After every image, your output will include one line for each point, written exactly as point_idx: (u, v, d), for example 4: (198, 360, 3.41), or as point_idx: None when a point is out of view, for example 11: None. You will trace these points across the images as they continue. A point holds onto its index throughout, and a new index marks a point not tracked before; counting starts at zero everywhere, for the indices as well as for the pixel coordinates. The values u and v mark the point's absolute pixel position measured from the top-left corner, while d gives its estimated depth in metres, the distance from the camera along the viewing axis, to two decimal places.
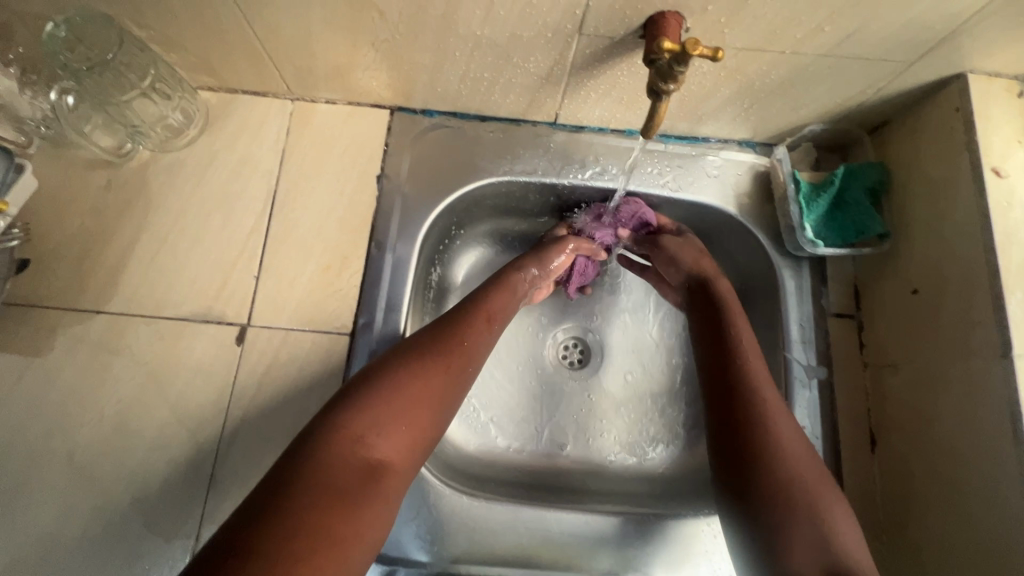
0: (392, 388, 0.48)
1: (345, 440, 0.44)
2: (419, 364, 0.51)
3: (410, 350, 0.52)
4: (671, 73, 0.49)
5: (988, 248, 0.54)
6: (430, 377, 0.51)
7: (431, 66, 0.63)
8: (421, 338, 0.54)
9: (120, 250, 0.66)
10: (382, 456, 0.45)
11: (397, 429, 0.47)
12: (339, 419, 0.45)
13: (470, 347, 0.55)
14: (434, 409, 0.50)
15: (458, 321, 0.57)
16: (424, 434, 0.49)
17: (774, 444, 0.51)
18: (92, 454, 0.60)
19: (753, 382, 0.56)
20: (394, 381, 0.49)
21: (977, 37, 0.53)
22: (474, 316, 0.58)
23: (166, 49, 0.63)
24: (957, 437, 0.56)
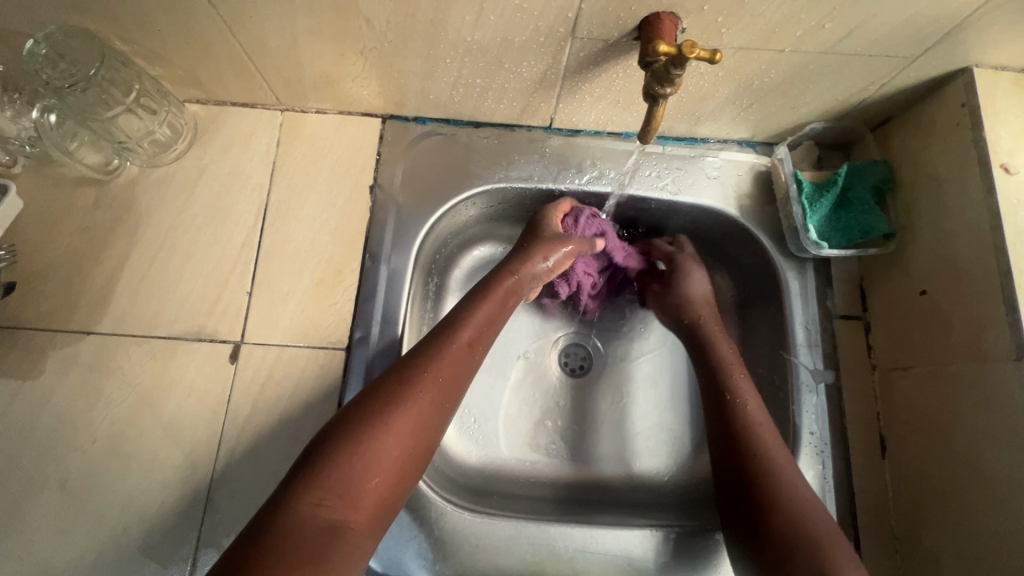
0: (357, 441, 0.45)
1: (307, 505, 0.42)
2: (389, 409, 0.48)
3: (380, 392, 0.49)
4: (668, 77, 0.47)
5: (999, 247, 0.53)
6: (404, 419, 0.48)
7: (422, 72, 0.62)
8: (392, 374, 0.50)
9: (110, 269, 0.65)
10: (346, 519, 0.43)
11: (365, 486, 0.44)
12: (310, 473, 0.43)
13: (450, 380, 0.52)
14: (406, 458, 0.47)
15: (435, 351, 0.52)
16: (396, 485, 0.46)
17: (778, 488, 0.52)
18: (85, 479, 0.59)
19: (754, 426, 0.56)
20: (361, 431, 0.46)
21: (983, 30, 0.52)
22: (456, 344, 0.54)
23: (151, 63, 0.61)
24: (970, 443, 0.54)
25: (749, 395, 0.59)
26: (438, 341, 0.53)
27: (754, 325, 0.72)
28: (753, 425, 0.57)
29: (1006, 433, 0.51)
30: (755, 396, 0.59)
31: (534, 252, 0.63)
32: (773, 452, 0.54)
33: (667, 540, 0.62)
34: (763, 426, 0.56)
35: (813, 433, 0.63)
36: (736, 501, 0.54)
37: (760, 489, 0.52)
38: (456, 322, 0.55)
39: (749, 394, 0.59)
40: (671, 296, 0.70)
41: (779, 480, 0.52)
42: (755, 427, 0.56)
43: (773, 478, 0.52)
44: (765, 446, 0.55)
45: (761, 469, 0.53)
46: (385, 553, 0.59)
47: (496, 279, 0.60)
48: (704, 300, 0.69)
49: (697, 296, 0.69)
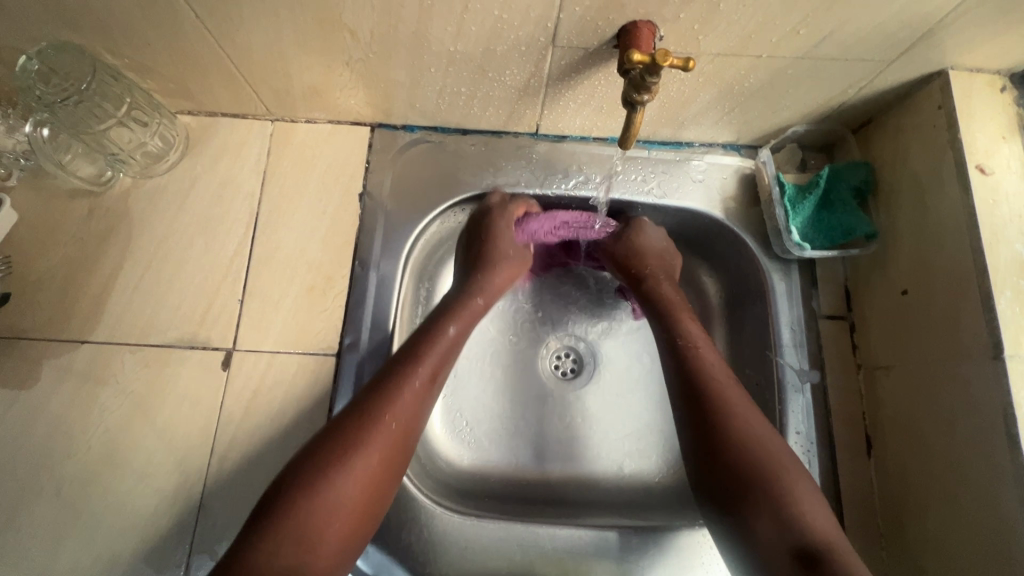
0: (312, 491, 0.45)
1: (265, 555, 0.43)
2: (347, 454, 0.48)
3: (337, 435, 0.49)
4: (644, 84, 0.48)
5: (975, 247, 0.53)
6: (364, 460, 0.48)
7: (408, 82, 0.63)
8: (352, 414, 0.50)
9: (104, 279, 0.66)
10: (305, 564, 0.44)
11: (325, 530, 0.45)
12: (269, 521, 0.44)
13: (411, 416, 0.52)
14: (366, 500, 0.48)
15: (394, 390, 0.52)
16: (356, 525, 0.48)
17: (736, 436, 0.53)
18: (79, 486, 0.60)
19: (713, 376, 0.58)
20: (317, 478, 0.46)
21: (956, 34, 0.53)
22: (418, 380, 0.54)
23: (143, 76, 0.63)
24: (952, 441, 0.55)
25: (704, 345, 0.61)
26: (397, 379, 0.53)
27: (740, 326, 0.73)
28: (712, 375, 0.58)
29: (985, 430, 0.52)
30: (711, 349, 0.61)
31: (498, 280, 0.68)
32: (732, 400, 0.56)
33: (635, 539, 0.62)
34: (721, 373, 0.58)
35: (799, 433, 0.64)
36: (699, 455, 0.54)
37: (723, 441, 0.53)
38: (412, 357, 0.55)
39: (703, 342, 0.61)
40: (621, 244, 0.71)
41: (744, 426, 0.54)
42: (711, 378, 0.57)
43: (730, 428, 0.54)
44: (724, 397, 0.56)
45: (720, 417, 0.54)
46: (375, 556, 0.60)
47: (459, 304, 0.63)
48: (665, 251, 0.71)
49: (654, 245, 0.71)
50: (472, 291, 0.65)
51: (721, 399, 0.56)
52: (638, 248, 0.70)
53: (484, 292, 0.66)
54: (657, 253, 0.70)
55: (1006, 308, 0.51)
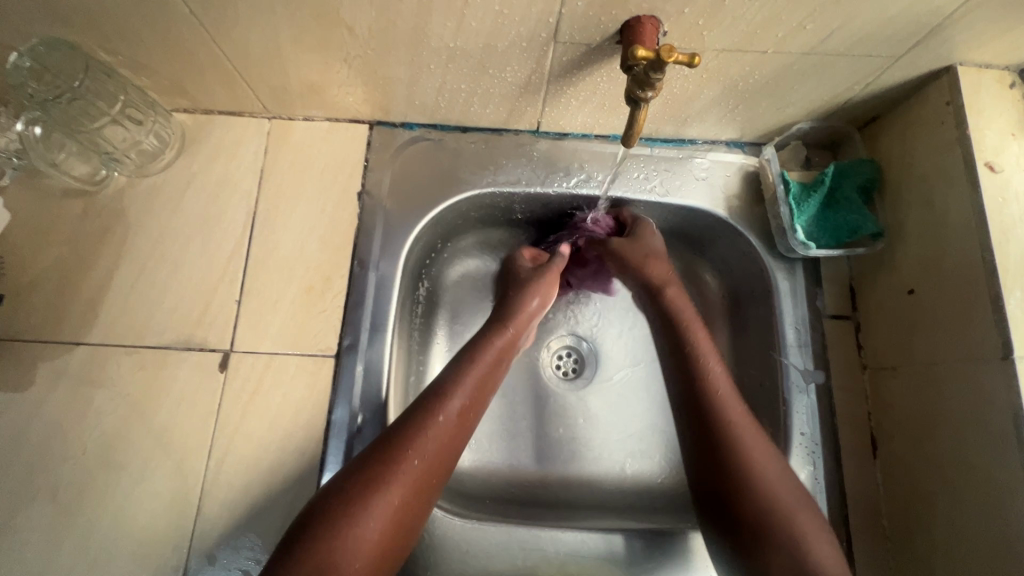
0: (336, 531, 0.45)
1: None
2: (372, 493, 0.47)
3: (362, 475, 0.48)
4: (648, 81, 0.47)
5: (984, 246, 0.53)
6: (390, 499, 0.48)
7: (407, 79, 0.62)
8: (379, 454, 0.50)
9: (99, 279, 0.65)
10: None
11: (346, 571, 0.44)
12: (293, 560, 0.43)
13: (439, 453, 0.52)
14: (390, 540, 0.48)
15: (422, 431, 0.52)
16: (377, 566, 0.47)
17: (749, 478, 0.52)
18: (75, 490, 0.59)
19: (725, 402, 0.56)
20: (342, 518, 0.46)
21: (964, 30, 0.52)
22: (446, 416, 0.54)
23: (137, 73, 0.61)
24: (959, 443, 0.54)
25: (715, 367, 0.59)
26: (425, 419, 0.53)
27: (744, 326, 0.72)
28: (725, 406, 0.56)
29: (993, 432, 0.51)
30: (724, 374, 0.58)
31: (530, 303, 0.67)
32: (743, 435, 0.54)
33: (651, 544, 0.62)
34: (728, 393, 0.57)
35: (804, 434, 0.63)
36: (711, 486, 0.54)
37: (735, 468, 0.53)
38: (439, 397, 0.55)
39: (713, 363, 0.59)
40: (635, 246, 0.68)
41: (757, 465, 0.53)
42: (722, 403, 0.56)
43: (749, 453, 0.53)
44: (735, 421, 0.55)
45: (732, 444, 0.54)
46: None
47: (487, 338, 0.62)
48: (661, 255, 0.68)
49: (655, 248, 0.68)
50: (500, 326, 0.64)
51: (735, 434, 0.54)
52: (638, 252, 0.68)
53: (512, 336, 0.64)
54: (654, 257, 0.68)
55: (1016, 308, 0.51)
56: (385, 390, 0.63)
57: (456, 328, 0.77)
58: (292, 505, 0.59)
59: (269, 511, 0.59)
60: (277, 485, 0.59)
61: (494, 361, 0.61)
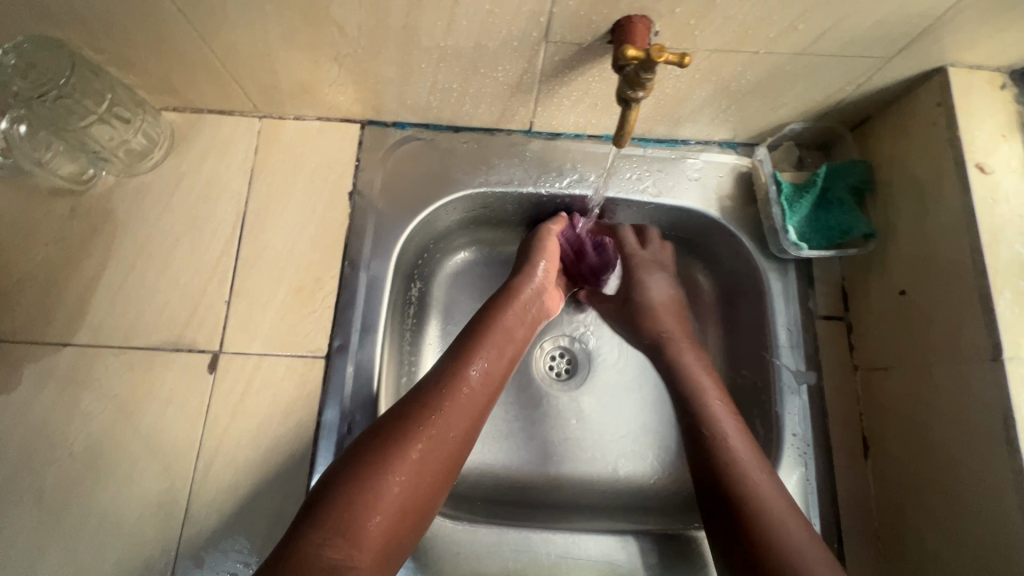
0: (359, 486, 0.46)
1: (312, 543, 0.43)
2: (394, 448, 0.48)
3: (383, 434, 0.49)
4: (639, 81, 0.47)
5: (974, 247, 0.53)
6: (414, 454, 0.48)
7: (398, 78, 0.61)
8: (401, 413, 0.51)
9: (86, 279, 0.64)
10: (353, 556, 0.43)
11: (367, 527, 0.44)
12: (319, 511, 0.44)
13: (461, 412, 0.52)
14: (414, 498, 0.48)
15: (444, 392, 0.53)
16: (400, 522, 0.47)
17: (744, 491, 0.52)
18: (61, 492, 0.58)
19: (716, 420, 0.58)
20: (363, 474, 0.46)
21: (955, 31, 0.52)
22: (468, 377, 0.54)
23: (125, 71, 0.61)
24: (951, 443, 0.54)
25: (706, 387, 0.61)
26: (446, 381, 0.54)
27: (737, 326, 0.72)
28: (716, 420, 0.58)
29: (984, 433, 0.51)
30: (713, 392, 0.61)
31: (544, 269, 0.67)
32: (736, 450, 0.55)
33: (664, 547, 0.61)
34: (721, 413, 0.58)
35: (796, 435, 0.63)
36: (711, 493, 0.54)
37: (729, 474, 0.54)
38: (460, 359, 0.56)
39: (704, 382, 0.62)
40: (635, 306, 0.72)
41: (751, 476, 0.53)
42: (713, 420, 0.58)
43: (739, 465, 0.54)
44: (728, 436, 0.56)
45: (722, 459, 0.55)
46: None
47: (506, 300, 0.63)
48: (667, 306, 0.71)
49: (660, 304, 0.71)
50: (524, 278, 0.65)
51: (729, 448, 0.55)
52: (640, 310, 0.71)
53: (535, 293, 0.65)
54: (658, 311, 0.70)
55: (1006, 309, 0.50)
56: (376, 392, 0.63)
57: (448, 328, 0.76)
58: (282, 506, 0.58)
59: (258, 513, 0.58)
60: (266, 487, 0.59)
61: (516, 319, 0.62)
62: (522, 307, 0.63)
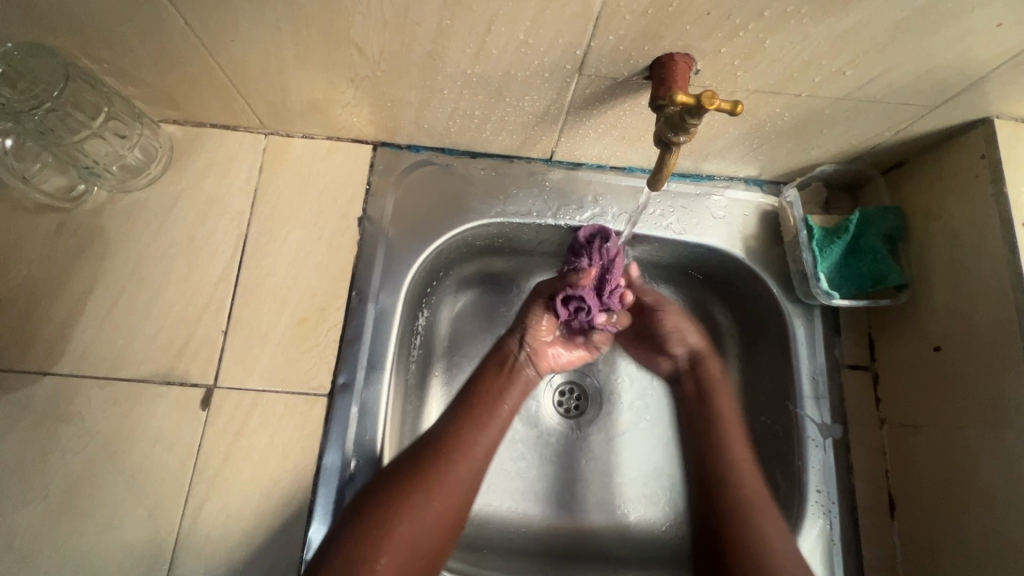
0: (359, 555, 0.49)
1: None
2: (385, 530, 0.51)
3: (372, 511, 0.52)
4: (683, 125, 0.43)
5: (1019, 309, 0.50)
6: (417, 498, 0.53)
7: (417, 102, 0.58)
8: (394, 487, 0.54)
9: (72, 302, 0.60)
10: None
11: (373, 567, 0.49)
12: (328, 559, 0.49)
13: (468, 454, 0.58)
14: (422, 540, 0.52)
15: (454, 440, 0.58)
16: (410, 563, 0.51)
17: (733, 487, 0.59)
18: (33, 538, 0.53)
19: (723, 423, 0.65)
20: (375, 520, 0.51)
21: (1006, 84, 0.49)
22: (476, 423, 0.60)
23: (124, 82, 0.57)
24: (992, 513, 0.52)
25: (734, 437, 0.64)
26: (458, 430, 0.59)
27: (758, 371, 0.69)
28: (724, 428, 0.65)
29: None
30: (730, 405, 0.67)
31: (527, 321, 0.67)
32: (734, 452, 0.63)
33: None
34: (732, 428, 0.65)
35: (820, 491, 0.60)
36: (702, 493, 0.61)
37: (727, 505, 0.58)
38: (476, 404, 0.62)
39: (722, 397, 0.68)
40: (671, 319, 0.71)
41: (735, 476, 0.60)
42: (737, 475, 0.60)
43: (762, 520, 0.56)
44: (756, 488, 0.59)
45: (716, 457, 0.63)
46: None
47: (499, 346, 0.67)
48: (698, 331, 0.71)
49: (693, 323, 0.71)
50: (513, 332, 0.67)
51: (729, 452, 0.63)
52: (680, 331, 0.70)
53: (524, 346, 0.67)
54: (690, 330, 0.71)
55: None
56: (381, 436, 0.59)
57: (452, 371, 0.72)
58: (276, 559, 0.54)
59: (248, 566, 0.54)
60: (260, 536, 0.55)
61: (502, 380, 0.64)
62: (501, 360, 0.66)
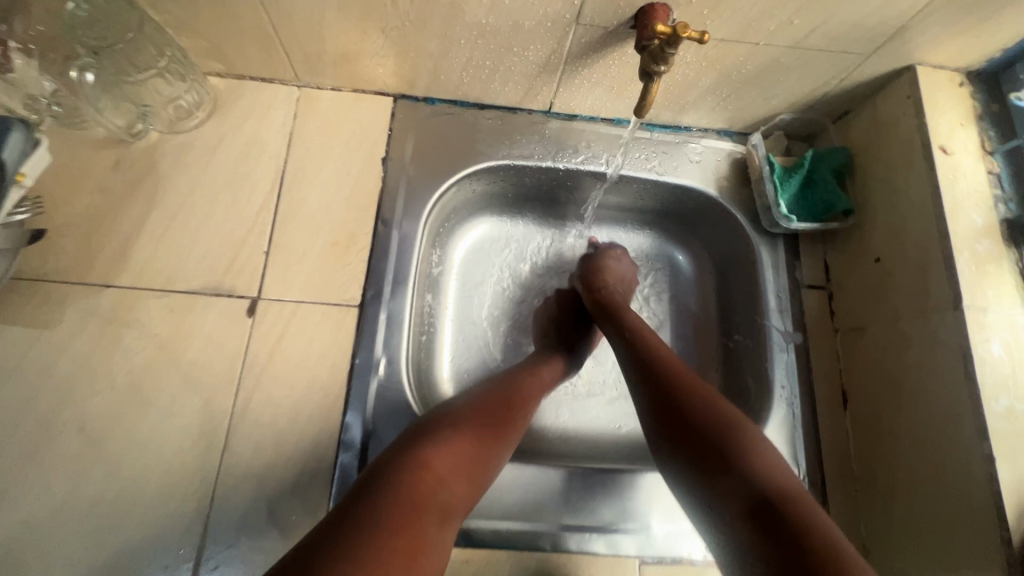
0: (425, 463, 0.47)
1: (400, 482, 0.45)
2: (443, 441, 0.50)
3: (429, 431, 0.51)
4: (663, 55, 0.54)
5: (938, 216, 0.61)
6: (466, 427, 0.53)
7: (437, 53, 0.68)
8: (441, 419, 0.53)
9: (128, 226, 0.67)
10: (442, 497, 0.46)
11: (440, 475, 0.47)
12: (403, 466, 0.47)
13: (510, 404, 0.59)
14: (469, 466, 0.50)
15: (495, 391, 0.59)
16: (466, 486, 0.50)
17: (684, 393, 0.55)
18: (103, 422, 0.60)
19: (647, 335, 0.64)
20: (439, 430, 0.51)
21: (923, 33, 0.61)
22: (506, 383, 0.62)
23: (181, 33, 0.65)
24: (922, 388, 0.61)
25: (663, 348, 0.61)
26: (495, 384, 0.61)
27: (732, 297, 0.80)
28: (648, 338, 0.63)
29: (946, 373, 0.58)
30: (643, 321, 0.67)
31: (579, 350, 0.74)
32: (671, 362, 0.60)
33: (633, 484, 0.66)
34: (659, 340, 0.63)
35: (784, 387, 0.70)
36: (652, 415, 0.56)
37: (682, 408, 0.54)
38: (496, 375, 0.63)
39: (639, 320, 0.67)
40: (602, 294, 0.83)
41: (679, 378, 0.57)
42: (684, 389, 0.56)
43: (724, 436, 0.50)
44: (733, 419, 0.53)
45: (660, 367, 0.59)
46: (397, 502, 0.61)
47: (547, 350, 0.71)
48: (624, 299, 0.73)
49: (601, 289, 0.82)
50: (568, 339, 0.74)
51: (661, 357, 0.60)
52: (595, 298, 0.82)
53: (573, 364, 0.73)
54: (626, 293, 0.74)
55: (965, 266, 0.59)
56: (405, 341, 0.67)
57: (462, 335, 0.79)
58: (316, 438, 0.62)
59: (293, 447, 0.62)
60: (302, 421, 0.63)
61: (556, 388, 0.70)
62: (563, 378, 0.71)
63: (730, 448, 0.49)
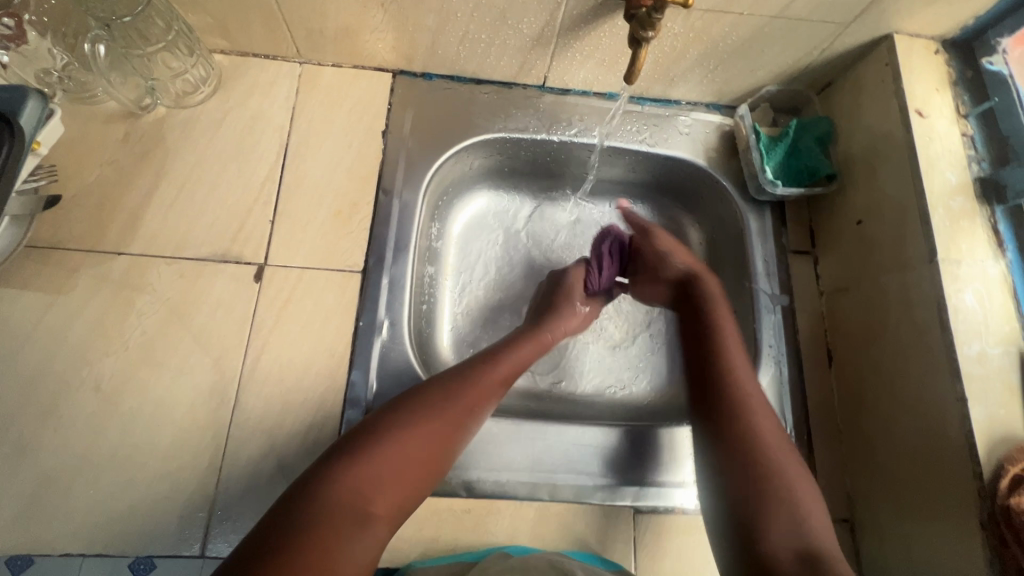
0: (360, 474, 0.48)
1: (329, 494, 0.46)
2: (386, 445, 0.50)
3: (375, 432, 0.51)
4: (650, 21, 0.57)
5: (915, 176, 0.64)
6: (420, 429, 0.52)
7: (434, 27, 0.70)
8: (397, 414, 0.53)
9: (138, 197, 0.70)
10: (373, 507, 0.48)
11: (375, 484, 0.48)
12: (334, 471, 0.48)
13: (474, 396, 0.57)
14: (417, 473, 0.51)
15: (460, 384, 0.57)
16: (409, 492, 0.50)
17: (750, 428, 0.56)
18: (117, 381, 0.63)
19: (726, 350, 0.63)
20: (388, 431, 0.51)
21: (899, 2, 0.64)
22: (477, 373, 0.59)
23: (187, 9, 0.68)
24: (902, 339, 0.64)
25: (743, 370, 0.61)
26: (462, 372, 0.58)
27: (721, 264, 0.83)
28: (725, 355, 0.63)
29: (925, 322, 0.61)
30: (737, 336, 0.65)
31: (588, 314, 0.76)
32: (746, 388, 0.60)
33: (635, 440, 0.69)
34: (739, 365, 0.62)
35: (772, 346, 0.73)
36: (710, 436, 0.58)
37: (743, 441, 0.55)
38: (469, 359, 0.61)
39: (727, 321, 0.66)
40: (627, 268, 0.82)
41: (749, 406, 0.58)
42: (755, 426, 0.56)
43: (776, 482, 0.52)
44: (789, 465, 0.54)
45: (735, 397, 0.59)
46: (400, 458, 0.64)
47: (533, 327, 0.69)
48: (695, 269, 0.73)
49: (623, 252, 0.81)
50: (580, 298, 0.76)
51: (736, 380, 0.60)
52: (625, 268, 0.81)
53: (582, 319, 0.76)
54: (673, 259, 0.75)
55: (940, 222, 0.62)
56: (406, 306, 0.70)
57: (461, 304, 0.82)
58: (322, 396, 0.65)
59: (301, 403, 0.65)
60: (309, 380, 0.65)
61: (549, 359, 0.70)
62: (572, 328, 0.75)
63: (779, 492, 0.51)
